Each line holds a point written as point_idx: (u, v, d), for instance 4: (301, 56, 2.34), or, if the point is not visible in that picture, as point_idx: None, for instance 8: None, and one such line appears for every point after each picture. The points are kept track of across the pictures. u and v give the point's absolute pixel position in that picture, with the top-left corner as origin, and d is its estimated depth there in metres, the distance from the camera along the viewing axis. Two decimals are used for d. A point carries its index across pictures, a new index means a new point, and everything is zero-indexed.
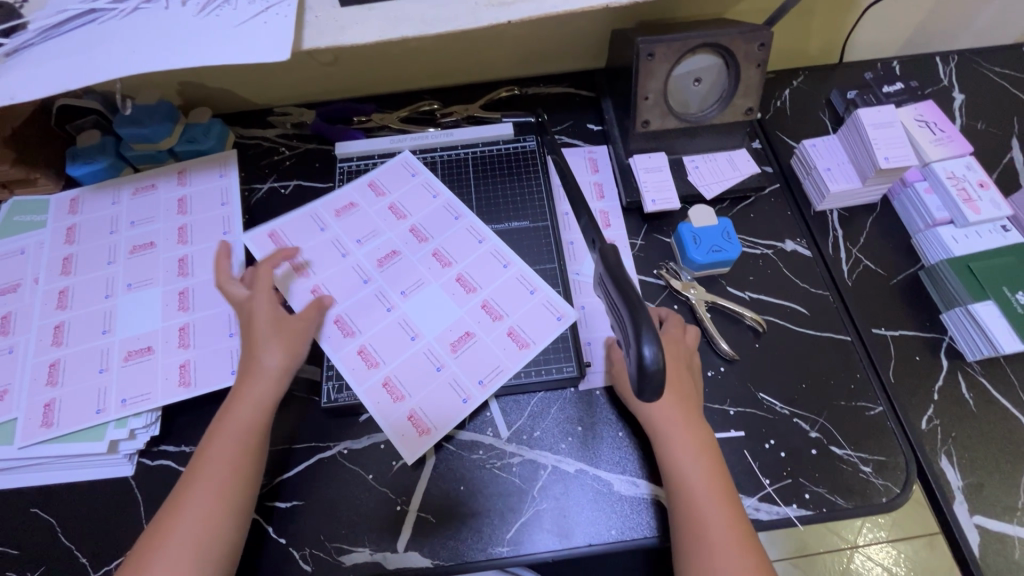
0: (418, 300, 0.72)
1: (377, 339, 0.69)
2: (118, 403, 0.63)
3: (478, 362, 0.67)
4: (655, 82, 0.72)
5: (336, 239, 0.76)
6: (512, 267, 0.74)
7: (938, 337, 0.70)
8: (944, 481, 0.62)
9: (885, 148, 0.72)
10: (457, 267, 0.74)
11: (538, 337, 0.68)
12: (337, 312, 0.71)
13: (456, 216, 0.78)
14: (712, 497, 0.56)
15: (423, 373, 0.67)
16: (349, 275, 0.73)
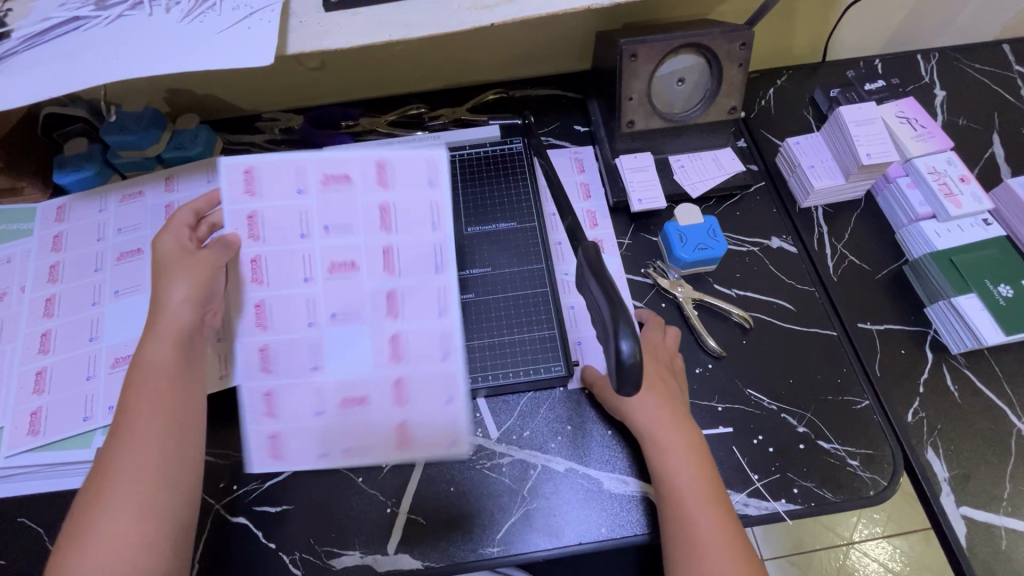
0: (338, 329, 0.58)
1: (283, 346, 0.58)
2: (105, 410, 0.63)
3: (357, 431, 0.58)
4: (639, 82, 0.73)
5: (303, 211, 0.57)
6: (450, 361, 0.58)
7: (923, 330, 0.70)
8: (930, 473, 0.62)
9: (866, 144, 0.73)
10: (401, 309, 0.58)
11: (422, 432, 0.57)
12: (254, 296, 0.58)
13: (441, 242, 0.59)
14: (700, 498, 0.56)
15: (303, 409, 0.58)
16: (290, 262, 0.58)
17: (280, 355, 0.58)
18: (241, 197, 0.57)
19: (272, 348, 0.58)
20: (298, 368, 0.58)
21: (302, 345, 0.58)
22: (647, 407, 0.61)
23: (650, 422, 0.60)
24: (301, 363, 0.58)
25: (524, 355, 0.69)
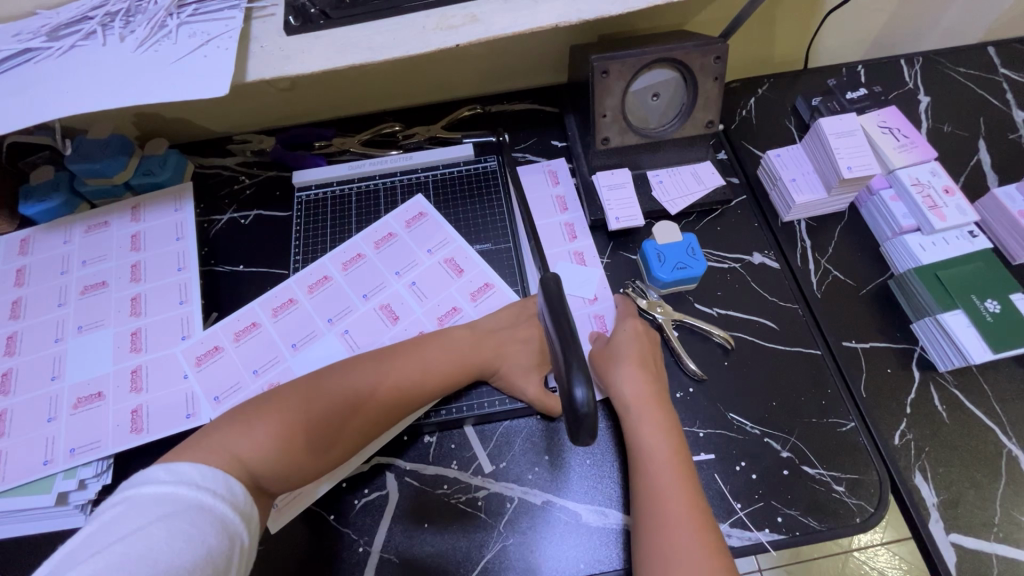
0: (336, 344, 0.70)
1: (287, 329, 0.70)
2: (66, 453, 0.61)
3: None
4: (613, 99, 0.71)
5: (409, 262, 0.76)
6: None
7: (909, 347, 0.68)
8: (919, 498, 0.60)
9: (847, 157, 0.71)
10: None
11: None
12: (297, 296, 0.73)
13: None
14: (672, 471, 0.54)
15: (248, 363, 0.68)
16: (356, 286, 0.74)
17: (250, 344, 0.69)
18: (402, 223, 0.79)
19: (256, 333, 0.70)
20: (288, 338, 0.70)
21: (273, 345, 0.69)
22: (631, 382, 0.61)
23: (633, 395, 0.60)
24: (249, 361, 0.68)
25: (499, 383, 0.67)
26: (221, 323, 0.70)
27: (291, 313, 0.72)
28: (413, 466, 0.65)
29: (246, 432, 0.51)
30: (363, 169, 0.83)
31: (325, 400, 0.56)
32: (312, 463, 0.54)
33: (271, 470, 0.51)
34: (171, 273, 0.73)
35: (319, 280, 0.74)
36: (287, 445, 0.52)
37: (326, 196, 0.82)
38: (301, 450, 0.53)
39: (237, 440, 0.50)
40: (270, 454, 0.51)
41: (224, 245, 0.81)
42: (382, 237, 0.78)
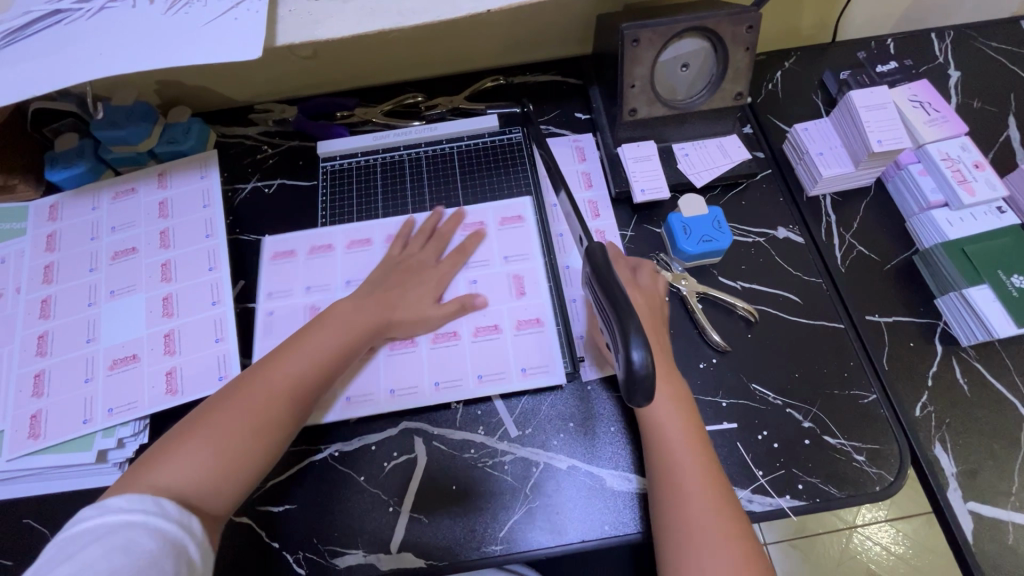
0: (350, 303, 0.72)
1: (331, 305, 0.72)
2: (104, 412, 0.63)
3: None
4: (642, 69, 0.70)
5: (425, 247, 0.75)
6: (430, 390, 0.67)
7: (933, 322, 0.69)
8: (937, 468, 0.61)
9: (877, 131, 0.71)
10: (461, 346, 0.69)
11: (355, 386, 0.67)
12: (336, 244, 0.76)
13: (524, 368, 0.67)
14: (688, 452, 0.57)
15: (304, 279, 0.74)
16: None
17: (282, 267, 0.75)
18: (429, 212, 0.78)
19: (289, 260, 0.75)
20: (314, 280, 0.74)
21: (295, 278, 0.74)
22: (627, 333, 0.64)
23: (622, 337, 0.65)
24: (273, 282, 0.74)
25: (527, 356, 0.68)
26: (269, 238, 0.77)
27: (325, 258, 0.75)
28: (442, 432, 0.66)
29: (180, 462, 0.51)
30: (387, 140, 0.82)
31: (234, 410, 0.55)
32: (246, 469, 0.54)
33: (203, 491, 0.51)
34: (199, 240, 0.74)
35: (362, 240, 0.77)
36: (210, 462, 0.52)
37: (351, 166, 0.82)
38: (228, 460, 0.53)
39: (158, 473, 0.50)
40: (196, 475, 0.51)
41: (250, 214, 0.82)
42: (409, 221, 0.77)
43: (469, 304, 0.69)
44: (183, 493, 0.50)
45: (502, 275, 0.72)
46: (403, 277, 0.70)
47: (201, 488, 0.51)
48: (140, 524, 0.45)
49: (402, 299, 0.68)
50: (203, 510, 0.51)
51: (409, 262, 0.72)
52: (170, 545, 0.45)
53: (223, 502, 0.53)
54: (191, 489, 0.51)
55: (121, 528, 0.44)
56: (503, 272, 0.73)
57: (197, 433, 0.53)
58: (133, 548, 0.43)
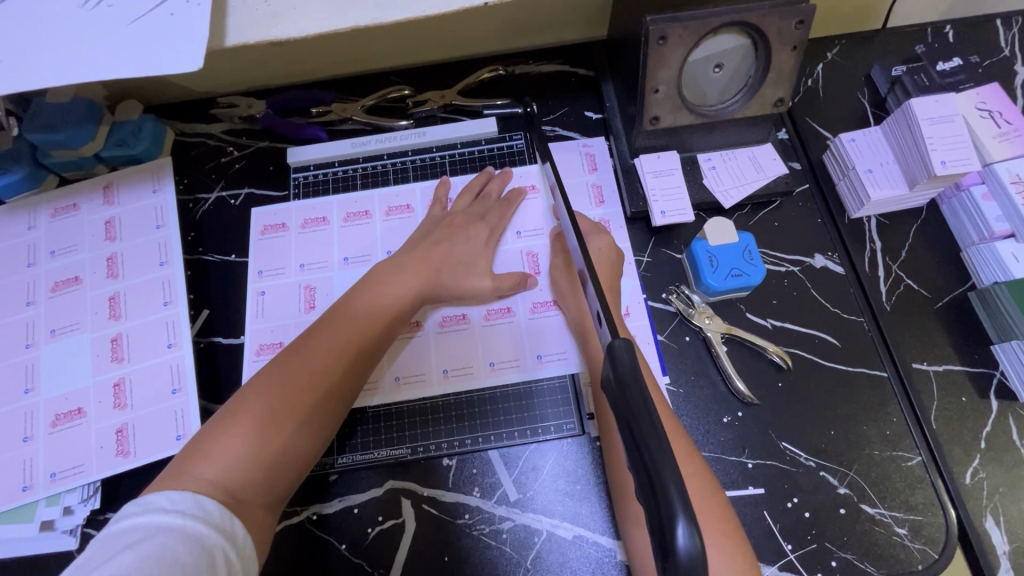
0: (345, 276, 0.67)
1: (329, 287, 0.66)
2: (47, 478, 0.55)
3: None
4: (668, 71, 0.59)
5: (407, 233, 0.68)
6: (439, 378, 0.62)
7: (988, 372, 0.61)
8: (988, 544, 0.55)
9: (941, 150, 0.61)
10: (469, 324, 0.64)
11: None
12: (330, 217, 0.69)
13: (540, 355, 0.62)
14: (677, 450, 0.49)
15: (297, 256, 0.68)
16: (383, 238, 0.68)
17: (271, 243, 0.69)
18: (413, 198, 0.70)
19: (281, 234, 0.69)
20: (305, 256, 0.68)
21: (287, 255, 0.68)
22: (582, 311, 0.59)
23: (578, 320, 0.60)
24: (260, 261, 0.68)
25: (528, 404, 0.61)
26: (261, 211, 0.70)
27: (318, 232, 0.69)
28: (434, 492, 0.59)
29: (221, 452, 0.46)
30: (368, 145, 0.72)
31: (281, 384, 0.50)
32: (290, 460, 0.49)
33: (249, 484, 0.46)
34: (152, 268, 0.64)
35: (360, 212, 0.70)
36: (258, 444, 0.48)
37: (326, 178, 0.72)
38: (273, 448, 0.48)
39: (202, 465, 0.45)
40: (244, 463, 0.46)
41: (213, 229, 0.72)
42: (398, 206, 0.70)
43: (525, 282, 0.63)
44: (229, 488, 0.45)
45: (513, 252, 0.67)
46: (450, 233, 0.64)
47: (247, 480, 0.46)
48: (178, 532, 0.40)
49: (449, 261, 0.62)
50: (251, 505, 0.46)
51: (454, 220, 0.65)
52: (206, 556, 0.40)
53: (272, 489, 0.48)
54: (237, 483, 0.46)
55: (158, 534, 0.39)
56: (516, 248, 0.67)
57: (241, 417, 0.48)
58: (169, 557, 0.38)
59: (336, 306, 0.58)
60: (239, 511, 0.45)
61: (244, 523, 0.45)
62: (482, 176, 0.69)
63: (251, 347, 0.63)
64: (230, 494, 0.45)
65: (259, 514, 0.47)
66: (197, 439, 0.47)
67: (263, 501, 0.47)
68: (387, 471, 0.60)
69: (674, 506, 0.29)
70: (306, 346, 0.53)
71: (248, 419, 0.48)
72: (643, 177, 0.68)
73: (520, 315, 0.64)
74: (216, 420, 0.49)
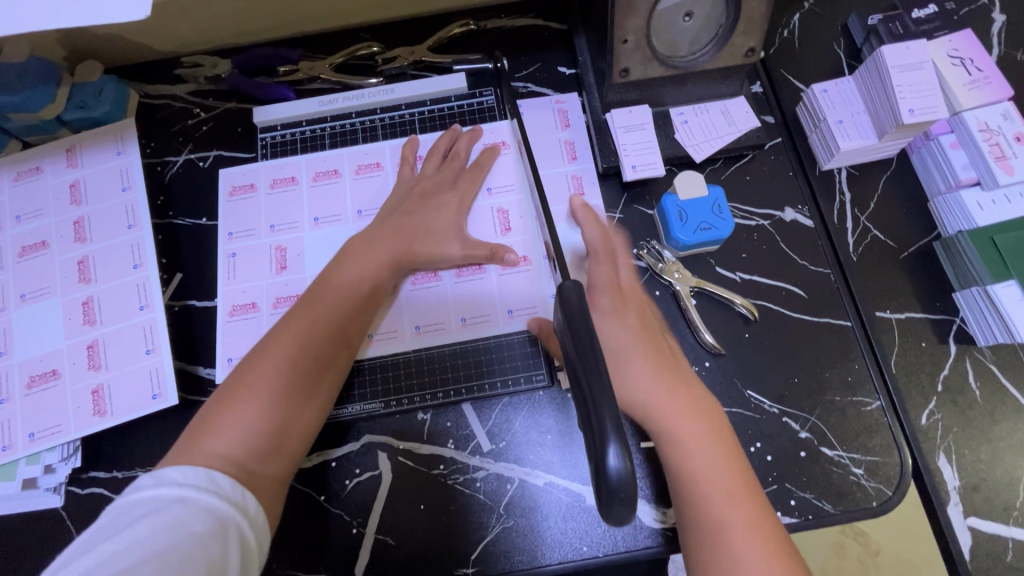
0: (314, 236, 0.66)
1: (300, 247, 0.66)
2: (25, 438, 0.56)
3: (249, 344, 0.62)
4: (637, 20, 0.58)
5: (378, 192, 0.68)
6: (412, 335, 0.63)
7: (949, 319, 0.62)
8: (940, 481, 0.57)
9: (910, 98, 0.61)
10: (441, 282, 0.64)
11: None
12: (300, 176, 0.69)
13: (510, 310, 0.63)
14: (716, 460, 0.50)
15: (266, 217, 0.67)
16: (353, 197, 0.68)
17: (240, 204, 0.68)
18: (384, 155, 0.70)
19: (251, 195, 0.69)
20: (274, 216, 0.67)
21: (256, 216, 0.67)
22: (643, 386, 0.53)
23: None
24: (230, 221, 0.67)
25: (501, 360, 0.63)
26: (230, 171, 0.70)
27: (288, 192, 0.68)
28: (409, 445, 0.61)
29: (228, 430, 0.48)
30: (335, 103, 0.71)
31: (276, 358, 0.52)
32: (295, 431, 0.51)
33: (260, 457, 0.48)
34: (120, 231, 0.63)
35: (328, 171, 0.69)
36: (262, 416, 0.49)
37: (294, 137, 0.71)
38: (279, 421, 0.50)
39: (211, 442, 0.47)
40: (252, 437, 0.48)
41: (182, 193, 0.71)
42: (367, 164, 0.69)
43: (499, 254, 0.62)
44: (241, 461, 0.47)
45: (485, 210, 0.67)
46: (421, 201, 0.64)
47: (257, 453, 0.48)
48: (193, 506, 0.42)
49: (422, 230, 0.62)
50: (263, 476, 0.48)
51: (426, 188, 0.65)
52: (220, 527, 0.42)
53: (281, 459, 0.50)
54: (248, 456, 0.47)
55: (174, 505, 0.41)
56: (487, 205, 0.67)
57: (243, 396, 0.49)
58: (184, 528, 0.40)
59: (320, 277, 0.58)
60: (252, 482, 0.47)
61: (257, 493, 0.47)
62: (449, 136, 0.68)
63: (225, 308, 0.64)
64: (243, 467, 0.47)
65: (272, 483, 0.49)
66: (202, 418, 0.49)
67: (275, 472, 0.49)
68: (366, 425, 0.62)
69: (608, 433, 0.33)
70: (296, 318, 0.54)
71: (249, 393, 0.50)
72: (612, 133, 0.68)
73: (491, 272, 0.64)
74: (218, 399, 0.50)
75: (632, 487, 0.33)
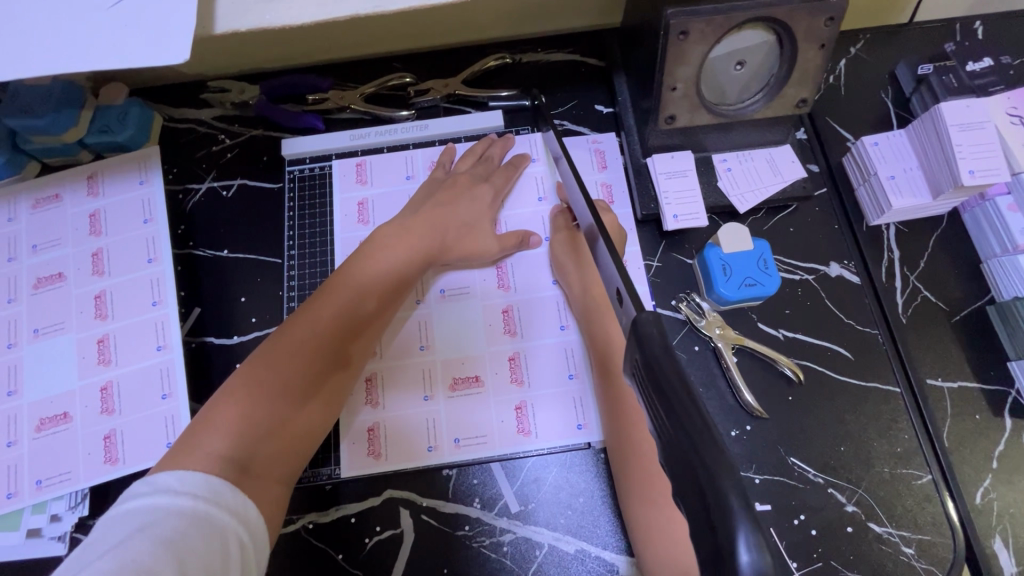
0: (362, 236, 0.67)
1: (381, 200, 0.69)
2: (32, 485, 0.54)
3: (470, 420, 0.60)
4: (687, 68, 0.56)
5: (410, 176, 0.70)
6: (572, 383, 0.61)
7: (1003, 389, 0.59)
8: (995, 565, 0.54)
9: (970, 159, 0.58)
10: (519, 342, 0.62)
11: (528, 328, 0.63)
12: (339, 174, 0.69)
13: (563, 325, 0.63)
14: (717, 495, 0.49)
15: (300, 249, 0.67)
16: (397, 185, 0.69)
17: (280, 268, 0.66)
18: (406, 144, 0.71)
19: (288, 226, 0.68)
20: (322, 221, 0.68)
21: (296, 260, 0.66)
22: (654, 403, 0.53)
23: (602, 353, 0.58)
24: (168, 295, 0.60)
25: (535, 387, 0.61)
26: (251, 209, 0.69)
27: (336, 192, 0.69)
28: (434, 503, 0.58)
29: (222, 429, 0.48)
30: (364, 137, 0.70)
31: (278, 364, 0.52)
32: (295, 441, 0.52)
33: (257, 463, 0.48)
34: (140, 266, 0.61)
35: (359, 168, 0.70)
36: (262, 421, 0.50)
37: (323, 171, 0.69)
38: (269, 436, 0.50)
39: (209, 441, 0.47)
40: (246, 444, 0.48)
41: (205, 223, 0.68)
42: (405, 156, 0.70)
43: (527, 241, 0.65)
44: (240, 465, 0.47)
45: (518, 217, 0.68)
46: (453, 194, 0.65)
47: (257, 450, 0.49)
48: (189, 515, 0.41)
49: (455, 227, 0.63)
50: (263, 485, 0.48)
51: (451, 197, 0.65)
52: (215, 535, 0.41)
53: (278, 467, 0.50)
54: (244, 462, 0.47)
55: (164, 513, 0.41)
56: (521, 214, 0.68)
57: (238, 398, 0.50)
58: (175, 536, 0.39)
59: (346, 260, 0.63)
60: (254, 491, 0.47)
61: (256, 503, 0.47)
62: (484, 140, 0.70)
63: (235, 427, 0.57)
64: (241, 472, 0.47)
65: (272, 486, 0.50)
66: (200, 418, 0.49)
67: (274, 478, 0.50)
68: (372, 479, 0.59)
69: (731, 515, 0.26)
70: (301, 320, 0.55)
71: (247, 394, 0.50)
72: (563, 140, 0.59)
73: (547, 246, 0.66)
74: (217, 397, 0.50)
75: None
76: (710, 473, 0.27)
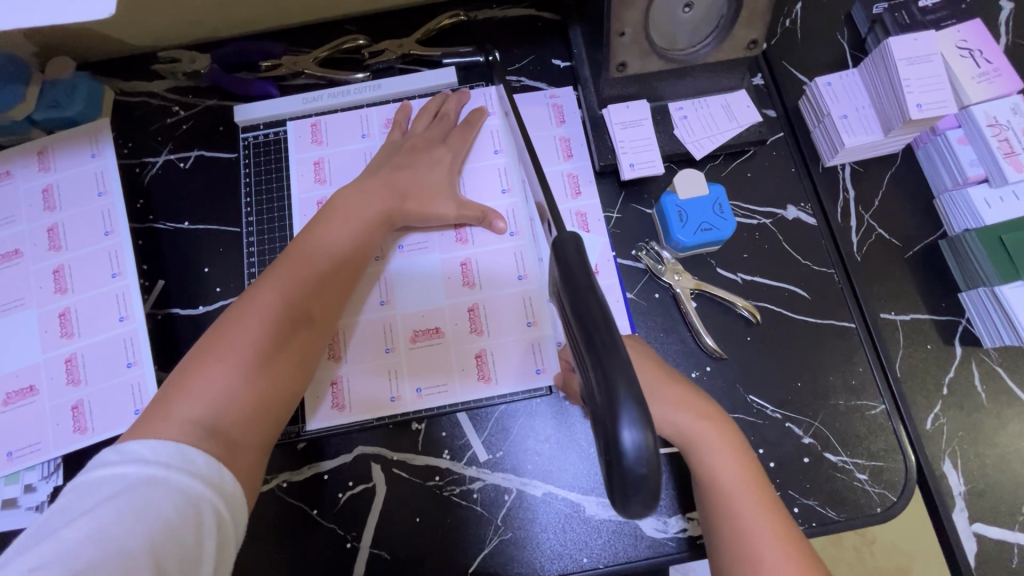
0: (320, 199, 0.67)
1: (338, 160, 0.68)
2: (3, 457, 0.54)
3: (437, 373, 0.60)
4: (634, 12, 0.55)
5: (367, 135, 0.69)
6: (532, 330, 0.61)
7: (954, 319, 0.61)
8: (945, 486, 0.57)
9: (917, 93, 0.59)
10: (479, 293, 0.63)
11: (486, 279, 0.63)
12: (295, 137, 0.69)
13: (521, 275, 0.63)
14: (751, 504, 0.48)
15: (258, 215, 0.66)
16: (354, 145, 0.69)
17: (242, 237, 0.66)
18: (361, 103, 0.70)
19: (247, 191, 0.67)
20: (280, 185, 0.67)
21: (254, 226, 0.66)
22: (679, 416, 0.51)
23: None
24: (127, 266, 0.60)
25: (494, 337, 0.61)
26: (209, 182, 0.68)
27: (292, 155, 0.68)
28: (404, 455, 0.59)
29: (192, 395, 0.48)
30: (318, 97, 0.69)
31: (244, 328, 0.51)
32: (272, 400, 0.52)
33: (234, 424, 0.48)
34: (97, 239, 0.61)
35: (315, 129, 0.69)
36: (234, 383, 0.49)
37: (278, 137, 0.69)
38: (244, 397, 0.50)
39: (182, 407, 0.47)
40: (220, 405, 0.48)
41: (164, 196, 0.68)
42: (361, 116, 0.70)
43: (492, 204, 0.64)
44: (216, 427, 0.47)
45: (477, 172, 0.68)
46: (410, 159, 0.64)
47: (230, 412, 0.48)
48: (157, 481, 0.41)
49: (414, 188, 0.63)
50: (241, 445, 0.48)
51: (408, 159, 0.64)
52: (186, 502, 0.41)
53: (257, 428, 0.50)
54: (219, 424, 0.47)
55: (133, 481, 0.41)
56: (480, 168, 0.68)
57: (207, 363, 0.49)
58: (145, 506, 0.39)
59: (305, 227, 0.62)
60: (232, 451, 0.47)
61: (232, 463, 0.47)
62: (438, 98, 0.69)
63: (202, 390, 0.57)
64: (217, 434, 0.47)
65: (252, 447, 0.49)
66: (169, 388, 0.48)
67: (253, 439, 0.50)
68: (343, 438, 0.60)
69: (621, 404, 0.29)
70: (264, 283, 0.54)
71: (216, 358, 0.50)
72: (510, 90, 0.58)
73: (505, 199, 0.66)
74: (185, 366, 0.50)
75: (650, 467, 0.30)
76: (603, 364, 0.30)
